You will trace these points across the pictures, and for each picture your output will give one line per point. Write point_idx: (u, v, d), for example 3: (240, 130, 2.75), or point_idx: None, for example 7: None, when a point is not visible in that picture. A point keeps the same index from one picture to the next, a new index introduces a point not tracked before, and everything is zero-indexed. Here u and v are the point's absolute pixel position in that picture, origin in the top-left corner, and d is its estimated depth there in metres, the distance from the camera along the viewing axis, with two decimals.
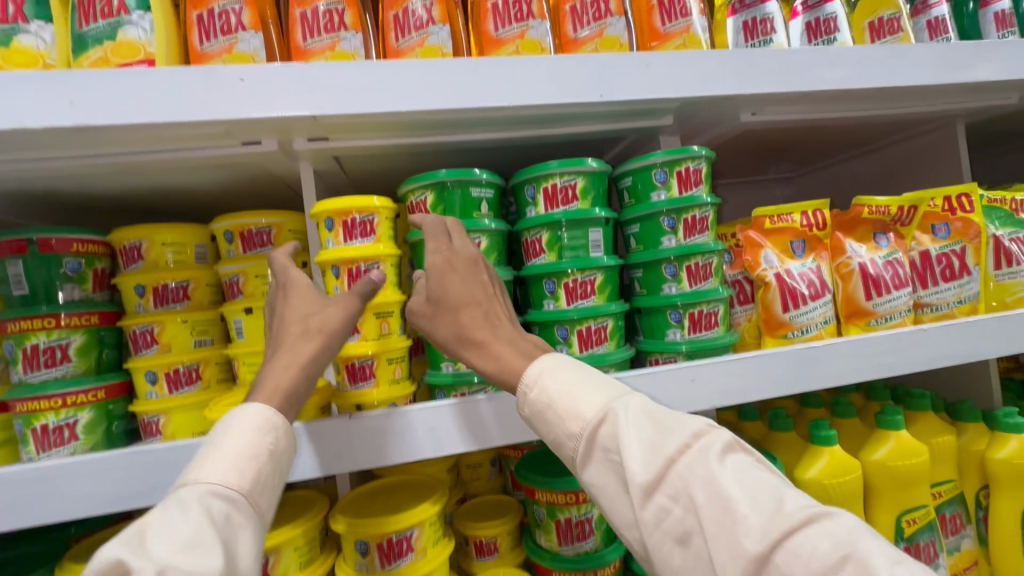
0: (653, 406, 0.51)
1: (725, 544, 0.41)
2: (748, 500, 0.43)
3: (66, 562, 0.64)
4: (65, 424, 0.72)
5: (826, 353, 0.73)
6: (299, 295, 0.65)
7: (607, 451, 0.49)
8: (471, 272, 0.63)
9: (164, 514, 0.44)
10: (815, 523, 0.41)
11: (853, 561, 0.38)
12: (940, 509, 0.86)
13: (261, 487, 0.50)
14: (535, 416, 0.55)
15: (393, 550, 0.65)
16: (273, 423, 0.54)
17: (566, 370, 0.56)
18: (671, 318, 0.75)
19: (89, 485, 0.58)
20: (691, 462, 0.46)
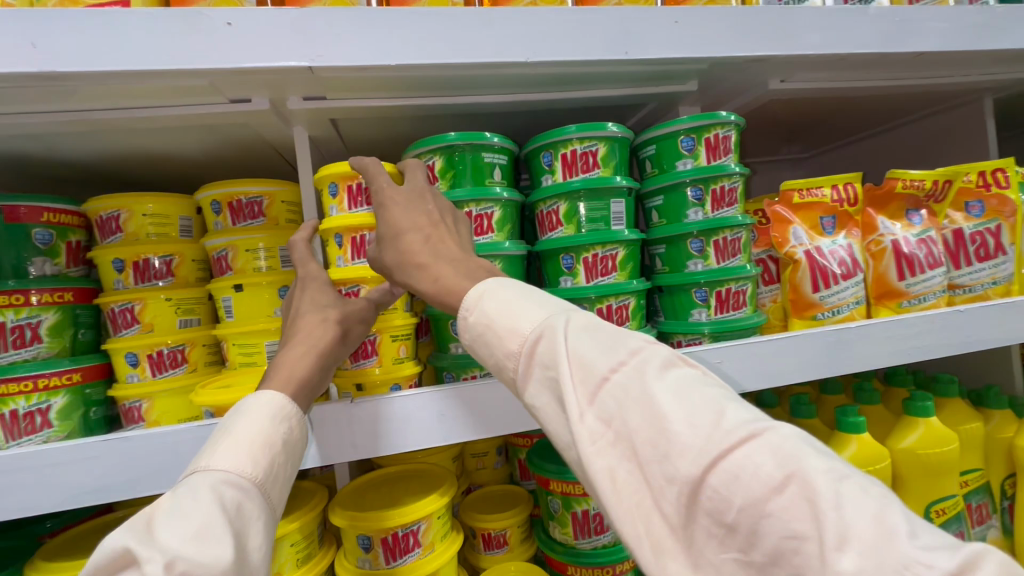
0: (595, 319, 0.43)
1: (657, 466, 0.33)
2: (686, 416, 0.34)
3: (37, 561, 0.58)
4: (37, 410, 0.66)
5: (862, 334, 0.68)
6: (314, 283, 0.61)
7: (544, 366, 0.40)
8: (413, 201, 0.58)
9: (173, 502, 0.38)
10: (760, 437, 0.32)
11: (800, 480, 0.30)
12: (967, 498, 0.82)
13: (273, 479, 0.45)
14: (471, 339, 0.47)
15: (398, 546, 0.60)
16: (288, 413, 0.49)
17: (507, 287, 0.48)
18: (696, 297, 0.70)
19: (58, 477, 0.51)
20: (625, 379, 0.37)
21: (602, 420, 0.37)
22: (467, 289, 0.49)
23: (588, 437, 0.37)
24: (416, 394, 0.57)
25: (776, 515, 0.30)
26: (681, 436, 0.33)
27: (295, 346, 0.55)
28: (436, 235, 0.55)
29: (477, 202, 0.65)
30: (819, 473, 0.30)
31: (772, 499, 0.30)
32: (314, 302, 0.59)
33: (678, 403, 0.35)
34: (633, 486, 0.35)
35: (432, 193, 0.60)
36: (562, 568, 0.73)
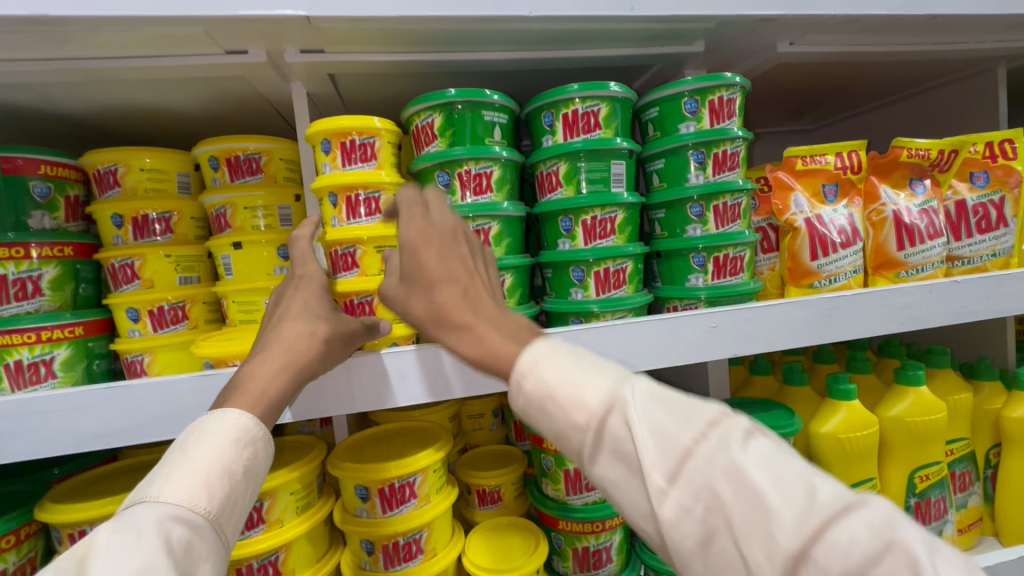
0: (661, 388, 0.42)
1: (757, 542, 0.34)
2: (777, 489, 0.35)
3: (45, 502, 0.60)
4: (41, 361, 0.67)
5: (857, 302, 0.68)
6: (308, 288, 0.59)
7: (617, 438, 0.39)
8: (448, 243, 0.51)
9: (110, 540, 0.34)
10: (855, 510, 0.33)
11: (898, 549, 0.32)
12: (951, 466, 0.84)
13: (229, 511, 0.41)
14: (526, 410, 0.44)
15: (395, 497, 0.62)
16: (255, 434, 0.45)
17: (563, 352, 0.45)
18: (694, 263, 0.70)
19: (63, 421, 0.53)
20: (708, 451, 0.37)
21: (694, 497, 0.36)
22: (516, 357, 0.46)
23: (684, 515, 0.36)
24: (405, 350, 0.58)
25: None
26: (786, 516, 0.33)
27: (271, 355, 0.51)
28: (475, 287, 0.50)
29: (476, 160, 0.64)
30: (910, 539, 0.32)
31: (871, 568, 0.32)
32: (305, 308, 0.56)
33: (771, 480, 0.35)
34: (729, 560, 0.35)
35: (464, 230, 0.54)
36: (553, 523, 0.75)
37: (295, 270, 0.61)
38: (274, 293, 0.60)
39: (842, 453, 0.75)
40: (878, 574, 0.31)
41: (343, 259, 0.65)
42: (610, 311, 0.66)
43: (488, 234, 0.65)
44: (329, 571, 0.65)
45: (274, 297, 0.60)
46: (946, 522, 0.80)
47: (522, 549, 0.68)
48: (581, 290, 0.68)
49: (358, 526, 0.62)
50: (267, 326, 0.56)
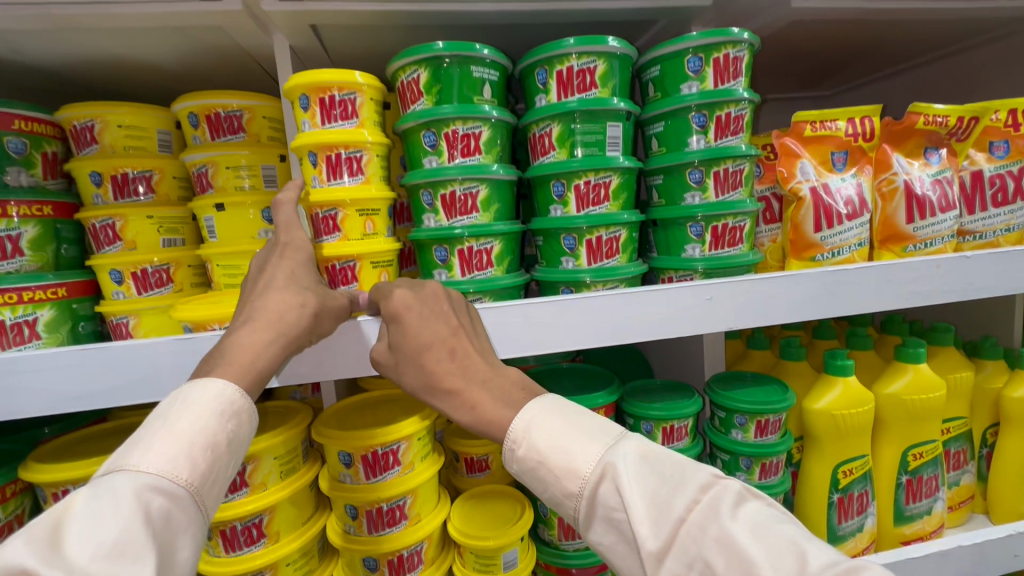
0: (654, 450, 0.44)
1: None
2: (771, 563, 0.35)
3: (31, 461, 0.60)
4: (24, 322, 0.66)
5: (860, 276, 0.66)
6: (293, 252, 0.57)
7: (611, 510, 0.42)
8: (432, 308, 0.54)
9: (86, 511, 0.34)
10: None
11: None
12: (946, 445, 0.83)
13: (211, 483, 0.40)
14: (526, 475, 0.47)
15: (379, 463, 0.62)
16: (238, 405, 0.44)
17: (556, 413, 0.49)
18: (691, 232, 0.67)
19: (39, 382, 0.52)
20: (701, 523, 0.38)
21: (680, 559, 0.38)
22: (507, 419, 0.49)
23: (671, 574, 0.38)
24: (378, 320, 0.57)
25: None
26: None
27: (257, 326, 0.49)
28: (463, 356, 0.52)
29: (464, 120, 0.61)
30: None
31: None
32: (291, 279, 0.54)
33: (755, 545, 0.36)
34: None
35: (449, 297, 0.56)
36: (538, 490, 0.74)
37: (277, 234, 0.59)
38: (253, 260, 0.57)
39: (835, 429, 0.74)
40: None
41: (325, 222, 0.62)
42: (602, 281, 0.64)
43: (476, 199, 0.63)
44: (315, 534, 0.66)
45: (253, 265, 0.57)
46: (938, 500, 0.79)
47: (505, 517, 0.68)
48: (572, 259, 0.65)
49: (343, 491, 0.62)
50: (250, 294, 0.53)
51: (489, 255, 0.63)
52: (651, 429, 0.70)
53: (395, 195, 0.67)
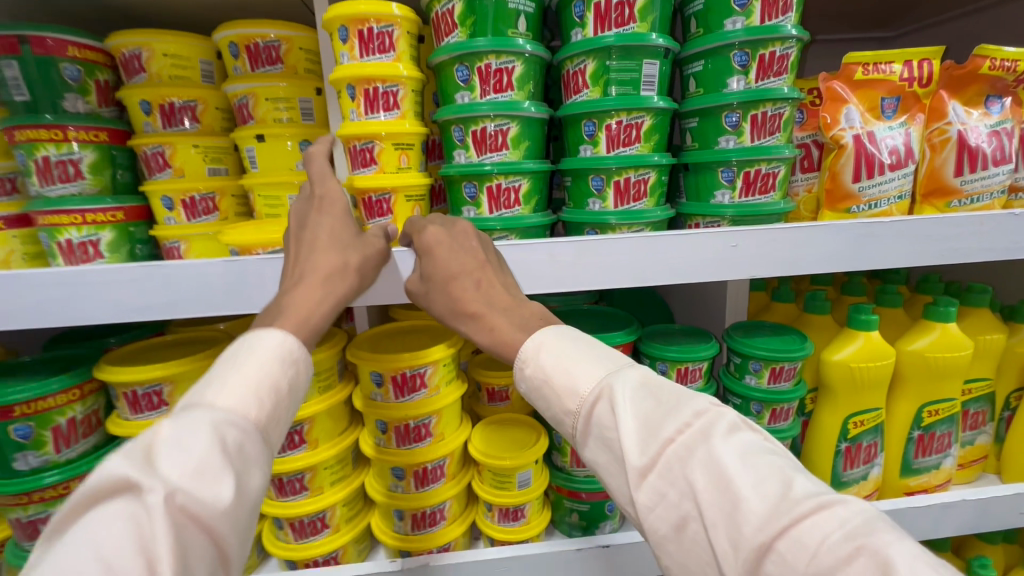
0: (654, 379, 0.47)
1: (727, 531, 0.37)
2: (752, 484, 0.38)
3: (103, 364, 0.67)
4: (89, 242, 0.72)
5: (895, 230, 0.64)
6: (330, 205, 0.60)
7: (605, 428, 0.45)
8: (460, 241, 0.59)
9: (172, 435, 0.36)
10: (830, 510, 0.36)
11: (869, 554, 0.33)
12: (965, 405, 0.83)
13: (275, 422, 0.43)
14: (533, 392, 0.52)
15: (406, 384, 0.67)
16: (297, 353, 0.47)
17: (565, 340, 0.52)
18: (722, 178, 0.66)
19: (106, 293, 0.58)
20: (690, 444, 0.41)
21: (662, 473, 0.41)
22: (520, 340, 0.54)
23: (652, 487, 0.41)
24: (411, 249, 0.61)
25: None
26: (748, 500, 0.37)
27: (310, 283, 0.53)
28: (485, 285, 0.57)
29: (498, 54, 0.61)
30: (890, 545, 0.33)
31: (840, 570, 0.33)
32: (334, 234, 0.57)
33: (738, 467, 0.39)
34: (702, 546, 0.39)
35: (474, 236, 0.61)
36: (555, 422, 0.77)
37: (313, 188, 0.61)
38: (290, 213, 0.59)
39: (850, 381, 0.75)
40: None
41: (361, 154, 0.64)
42: (628, 223, 0.65)
43: (507, 136, 0.63)
44: (349, 444, 0.72)
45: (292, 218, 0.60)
46: (947, 456, 0.80)
47: (522, 442, 0.74)
48: (599, 200, 0.66)
49: (374, 408, 0.68)
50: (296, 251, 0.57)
51: (517, 194, 0.65)
52: (666, 370, 0.73)
53: (428, 130, 0.68)
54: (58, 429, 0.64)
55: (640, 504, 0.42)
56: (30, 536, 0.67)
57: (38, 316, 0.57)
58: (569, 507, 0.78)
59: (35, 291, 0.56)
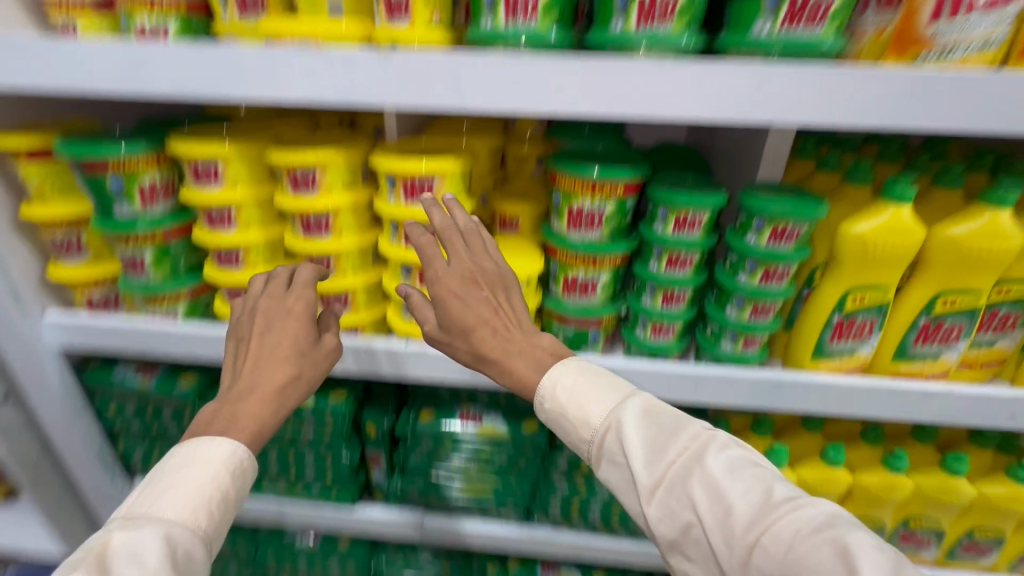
0: (654, 407, 0.67)
1: (721, 529, 0.57)
2: (739, 492, 0.57)
3: (174, 135, 0.79)
4: (158, 29, 0.80)
5: (950, 82, 0.57)
6: (296, 313, 0.69)
7: (617, 456, 0.65)
8: (471, 293, 0.69)
9: (128, 547, 0.51)
10: (800, 507, 0.55)
11: (830, 537, 0.51)
12: (993, 305, 0.78)
13: (215, 526, 0.58)
14: (552, 420, 0.70)
15: (416, 190, 0.75)
16: (243, 463, 0.62)
17: (575, 373, 0.70)
18: (767, 3, 0.59)
19: (166, 69, 0.66)
20: (687, 466, 0.61)
21: (667, 488, 0.61)
22: (536, 380, 0.70)
23: (659, 501, 0.61)
24: (419, 54, 0.63)
25: (810, 561, 0.50)
26: (737, 507, 0.56)
27: (263, 394, 0.64)
28: (497, 332, 0.70)
29: None
30: (846, 533, 0.51)
31: (807, 549, 0.51)
32: (295, 342, 0.68)
33: (727, 479, 0.59)
34: (703, 541, 0.58)
35: (476, 265, 0.71)
36: (555, 254, 0.82)
37: (285, 291, 0.71)
38: (259, 313, 0.69)
39: (860, 255, 0.72)
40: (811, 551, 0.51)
41: None
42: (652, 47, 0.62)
43: None
44: (370, 241, 0.84)
45: (255, 316, 0.69)
46: (951, 349, 0.78)
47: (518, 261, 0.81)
48: (622, 19, 0.62)
49: (388, 208, 0.77)
50: (258, 354, 0.67)
51: (536, 3, 0.62)
52: (666, 215, 0.74)
53: None
54: (143, 188, 0.79)
55: (652, 512, 0.61)
56: (135, 271, 0.85)
57: (117, 83, 0.67)
58: (557, 330, 0.86)
59: (113, 59, 0.66)
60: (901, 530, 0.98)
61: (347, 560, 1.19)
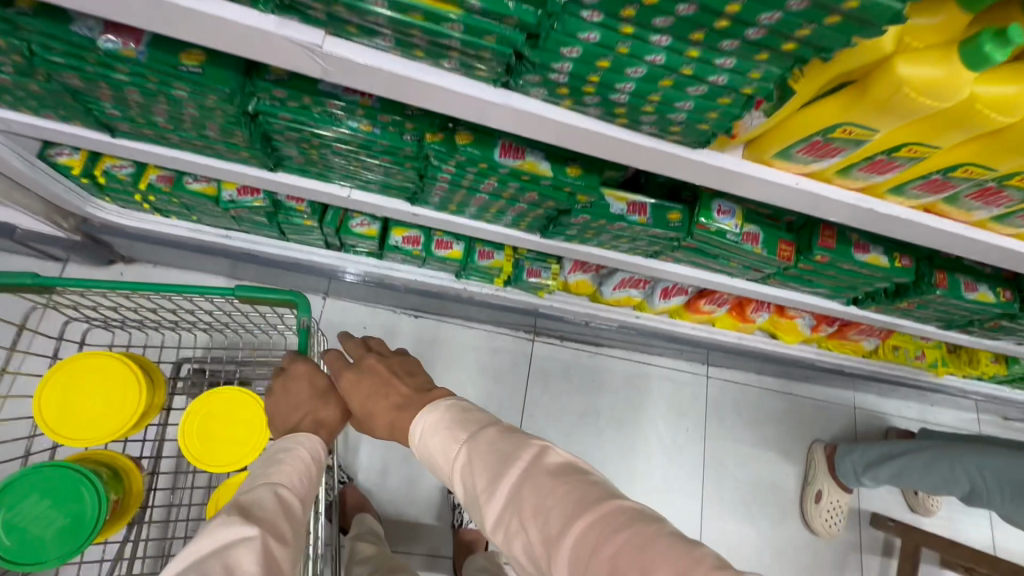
0: (506, 430, 0.64)
1: (544, 539, 0.54)
2: (561, 500, 0.55)
3: None
4: None
5: None
6: (298, 373, 0.87)
7: (468, 483, 0.62)
8: (361, 372, 0.78)
9: (251, 500, 0.61)
10: (614, 502, 0.54)
11: (630, 535, 0.49)
12: None
13: (308, 489, 0.72)
14: (426, 459, 0.69)
15: None
16: (314, 447, 0.79)
17: (436, 417, 0.69)
18: None
19: None
20: (521, 481, 0.58)
21: (505, 504, 0.58)
22: (416, 421, 0.69)
23: (496, 518, 0.58)
24: None
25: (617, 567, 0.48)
26: (556, 520, 0.54)
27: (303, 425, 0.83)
28: (383, 393, 0.75)
29: None
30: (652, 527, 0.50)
31: (612, 553, 0.49)
32: (313, 386, 0.86)
33: (554, 487, 0.56)
34: (534, 554, 0.55)
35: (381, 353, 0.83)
36: None
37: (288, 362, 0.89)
38: (270, 385, 0.88)
39: None
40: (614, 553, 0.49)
41: None
42: None
43: None
44: None
45: (269, 396, 0.88)
46: None
47: None
48: None
49: None
50: (286, 409, 0.85)
51: None
52: None
53: None
54: None
55: (497, 531, 0.59)
56: None
57: None
58: None
59: None
60: (985, 186, 0.75)
61: (204, 94, 0.77)
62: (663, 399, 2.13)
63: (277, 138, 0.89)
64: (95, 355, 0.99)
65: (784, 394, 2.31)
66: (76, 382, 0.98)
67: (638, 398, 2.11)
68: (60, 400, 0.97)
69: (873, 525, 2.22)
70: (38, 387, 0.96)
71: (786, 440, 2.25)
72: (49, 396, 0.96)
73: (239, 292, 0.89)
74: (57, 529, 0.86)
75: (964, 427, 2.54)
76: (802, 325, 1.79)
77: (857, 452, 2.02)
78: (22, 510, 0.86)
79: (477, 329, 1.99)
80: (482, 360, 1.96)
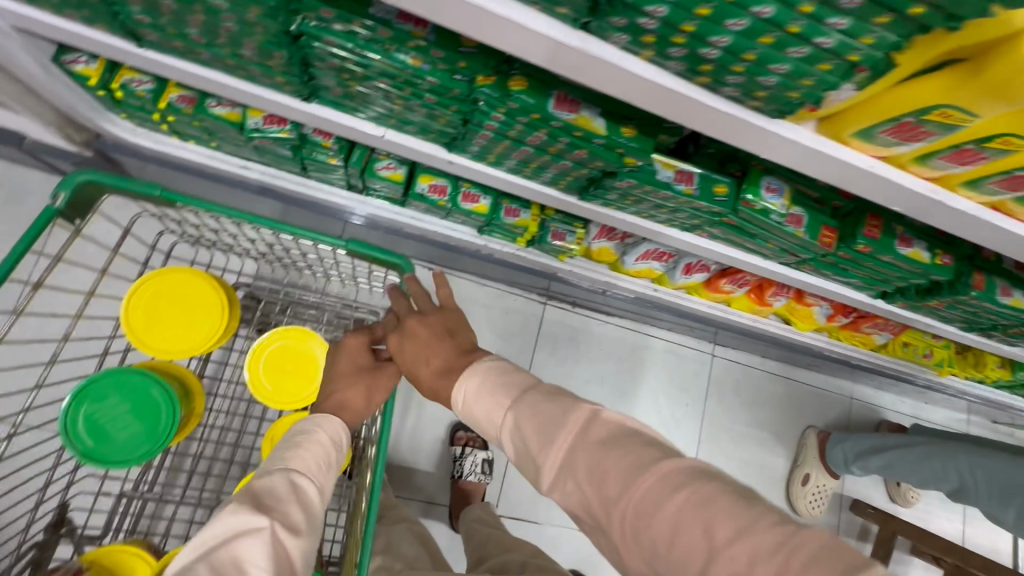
0: (555, 394, 0.63)
1: (602, 498, 0.53)
2: (618, 462, 0.54)
3: None
4: None
5: None
6: (349, 346, 0.88)
7: (518, 446, 0.61)
8: (406, 333, 0.77)
9: (265, 487, 0.62)
10: (669, 462, 0.53)
11: (689, 494, 0.49)
12: None
13: (326, 473, 0.72)
14: (471, 424, 0.67)
15: None
16: (335, 432, 0.78)
17: (478, 381, 0.67)
18: None
19: None
20: (575, 446, 0.57)
21: (559, 467, 0.57)
22: (458, 387, 0.67)
23: (551, 479, 0.58)
24: None
25: (677, 524, 0.48)
26: (613, 481, 0.53)
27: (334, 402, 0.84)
28: (425, 358, 0.73)
29: None
30: (709, 485, 0.49)
31: (672, 511, 0.49)
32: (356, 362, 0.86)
33: (609, 452, 0.55)
34: (591, 513, 0.55)
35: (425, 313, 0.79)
36: None
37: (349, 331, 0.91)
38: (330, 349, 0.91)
39: None
40: (672, 511, 0.49)
41: None
42: None
43: None
44: None
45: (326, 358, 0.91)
46: None
47: None
48: None
49: None
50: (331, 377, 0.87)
51: None
52: None
53: None
54: None
55: (550, 490, 0.59)
56: None
57: None
58: None
59: None
60: None
61: (245, 6, 0.71)
62: (666, 373, 2.14)
63: (317, 64, 0.83)
64: (193, 275, 0.98)
65: (785, 378, 2.33)
66: (169, 296, 0.96)
67: (643, 370, 2.12)
68: (147, 304, 0.95)
69: (852, 510, 2.29)
70: (134, 287, 0.95)
71: (781, 423, 2.28)
72: (141, 295, 0.95)
73: (355, 246, 0.95)
74: (131, 435, 0.87)
75: (953, 426, 2.59)
76: (818, 313, 1.78)
77: (849, 442, 2.07)
78: (103, 408, 0.87)
79: (489, 287, 1.97)
80: (492, 318, 1.95)
